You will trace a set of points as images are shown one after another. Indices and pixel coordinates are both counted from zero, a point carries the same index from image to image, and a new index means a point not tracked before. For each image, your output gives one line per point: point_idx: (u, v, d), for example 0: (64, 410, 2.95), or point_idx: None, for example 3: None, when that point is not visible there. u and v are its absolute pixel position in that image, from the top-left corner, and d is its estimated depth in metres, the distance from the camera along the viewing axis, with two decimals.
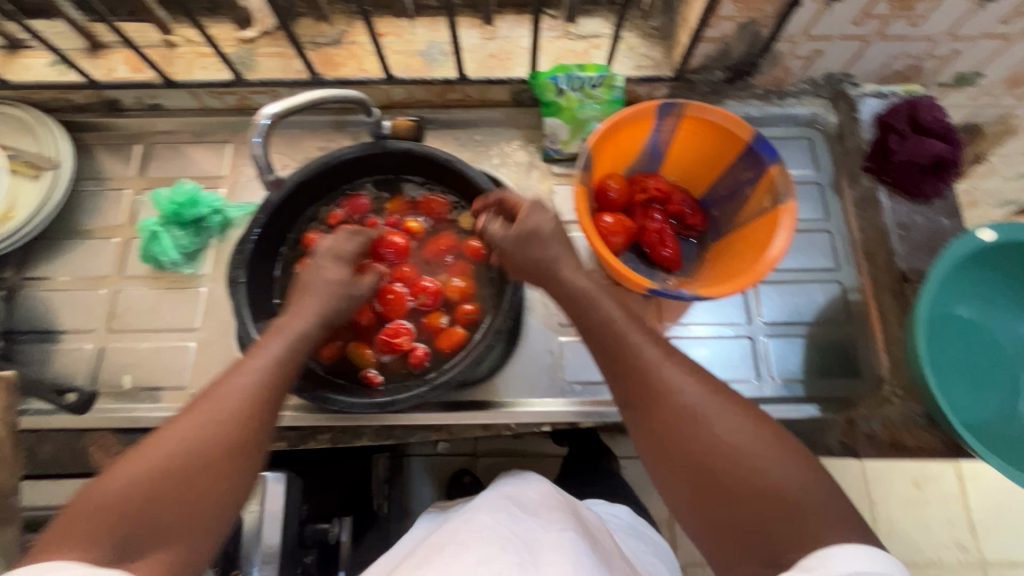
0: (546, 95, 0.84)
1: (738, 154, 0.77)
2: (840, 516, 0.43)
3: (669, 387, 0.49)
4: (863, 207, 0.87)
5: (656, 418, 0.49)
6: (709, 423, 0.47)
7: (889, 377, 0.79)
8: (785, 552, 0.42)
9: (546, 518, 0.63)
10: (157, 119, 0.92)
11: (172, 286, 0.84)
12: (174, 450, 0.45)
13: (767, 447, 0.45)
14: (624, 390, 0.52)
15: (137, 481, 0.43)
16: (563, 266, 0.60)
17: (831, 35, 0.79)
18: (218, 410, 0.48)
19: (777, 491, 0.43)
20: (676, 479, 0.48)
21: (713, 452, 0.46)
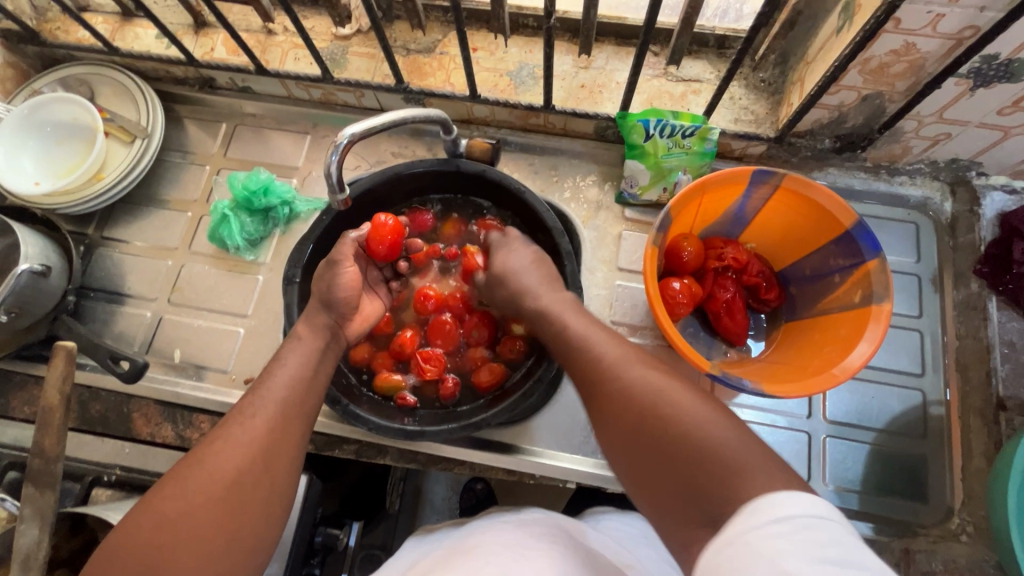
0: (632, 137, 0.79)
1: (833, 237, 0.70)
2: (775, 473, 0.41)
3: (615, 368, 0.52)
4: (965, 312, 0.78)
5: (604, 396, 0.51)
6: (647, 390, 0.49)
7: (960, 510, 0.71)
8: (719, 510, 0.40)
9: (537, 532, 0.60)
10: (245, 101, 0.94)
11: (232, 268, 0.86)
12: (181, 496, 0.48)
13: (701, 407, 0.46)
14: (580, 377, 0.56)
15: (148, 530, 0.46)
16: (537, 288, 0.67)
17: (967, 120, 0.70)
18: (227, 446, 0.51)
19: (707, 445, 0.43)
20: (623, 455, 0.48)
21: (651, 420, 0.47)
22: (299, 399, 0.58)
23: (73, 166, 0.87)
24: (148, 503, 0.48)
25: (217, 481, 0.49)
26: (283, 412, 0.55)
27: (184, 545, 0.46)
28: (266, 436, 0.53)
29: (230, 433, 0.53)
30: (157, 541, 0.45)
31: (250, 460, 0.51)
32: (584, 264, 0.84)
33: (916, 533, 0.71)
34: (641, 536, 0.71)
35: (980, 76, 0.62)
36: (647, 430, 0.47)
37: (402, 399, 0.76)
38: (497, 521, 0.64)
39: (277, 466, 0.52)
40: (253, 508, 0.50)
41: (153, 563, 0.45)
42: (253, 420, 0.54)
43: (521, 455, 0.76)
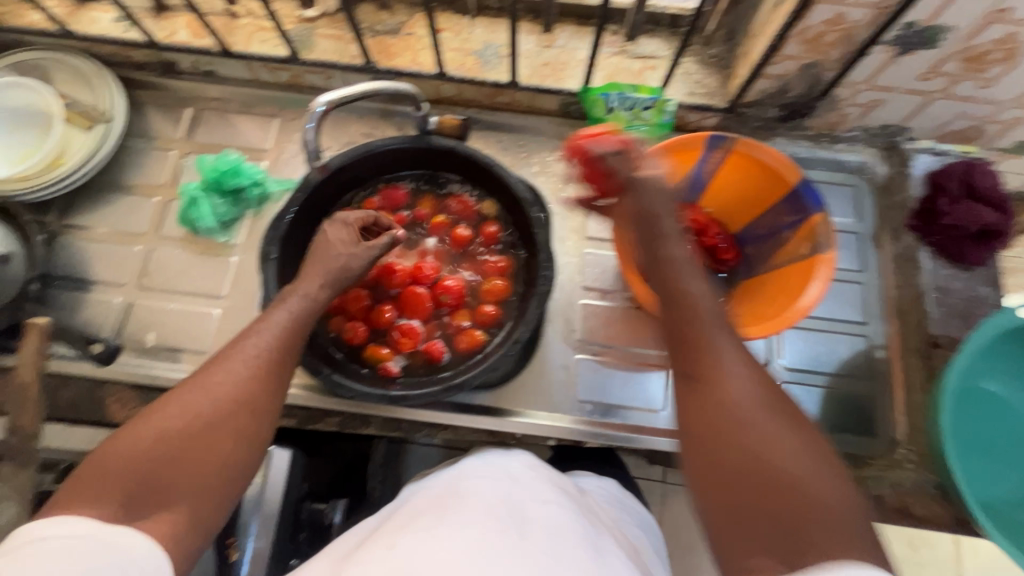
0: (595, 111, 0.84)
1: (782, 195, 0.76)
2: (871, 541, 0.39)
3: (723, 368, 0.47)
4: (901, 263, 0.85)
5: (708, 395, 0.46)
6: (760, 410, 0.45)
7: (904, 442, 0.78)
8: (793, 555, 0.39)
9: (532, 488, 0.62)
10: (209, 86, 0.94)
11: (205, 251, 0.86)
12: (183, 417, 0.48)
13: (810, 451, 0.43)
14: (680, 358, 0.50)
15: (145, 444, 0.46)
16: (666, 225, 0.58)
17: (894, 86, 0.77)
18: (223, 374, 0.52)
19: (813, 497, 0.40)
20: (706, 462, 0.45)
21: (757, 448, 0.43)
22: (300, 342, 0.59)
23: (30, 151, 0.85)
24: (147, 418, 0.48)
25: (222, 412, 0.50)
26: (283, 354, 0.56)
27: (186, 467, 0.47)
28: (268, 374, 0.54)
29: (231, 362, 0.53)
30: (156, 457, 0.46)
31: (252, 390, 0.52)
32: (555, 234, 0.88)
33: (865, 463, 0.78)
34: (616, 499, 0.76)
35: (903, 43, 0.69)
36: (752, 453, 0.43)
37: (385, 368, 0.78)
38: (495, 470, 0.64)
39: (275, 403, 0.54)
40: (251, 441, 0.51)
41: (151, 477, 0.45)
42: (253, 358, 0.54)
43: (502, 416, 0.79)
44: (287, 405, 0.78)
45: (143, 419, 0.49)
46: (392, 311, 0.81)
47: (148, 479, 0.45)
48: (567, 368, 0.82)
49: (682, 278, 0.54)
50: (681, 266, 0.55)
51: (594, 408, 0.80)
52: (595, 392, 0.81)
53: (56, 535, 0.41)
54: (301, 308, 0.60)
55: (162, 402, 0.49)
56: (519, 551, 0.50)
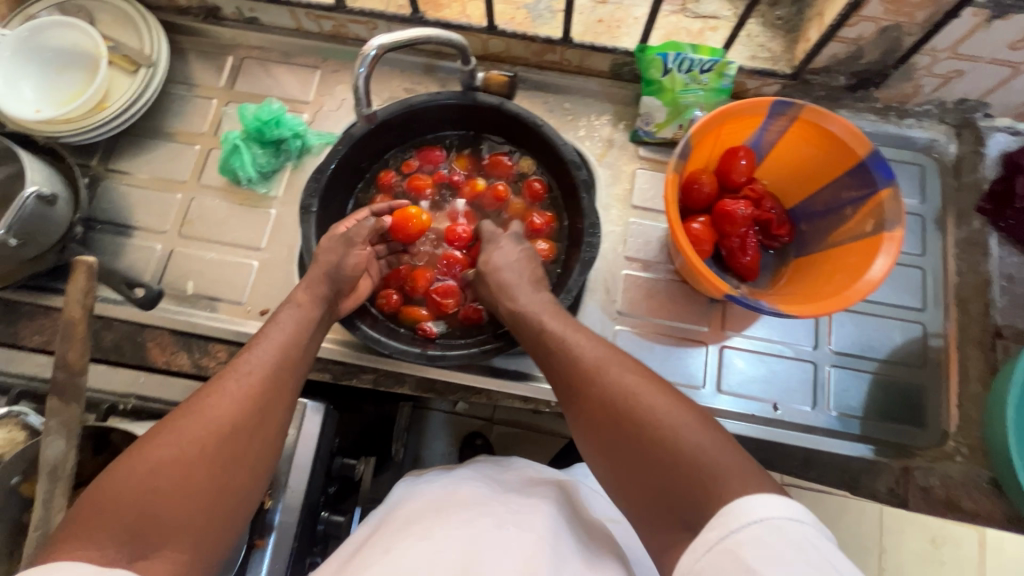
0: (650, 73, 0.80)
1: (848, 169, 0.72)
2: (740, 466, 0.45)
3: (594, 368, 0.55)
4: (965, 249, 0.80)
5: (586, 398, 0.54)
6: (626, 394, 0.52)
7: (955, 433, 0.75)
8: (698, 512, 0.44)
9: (530, 492, 0.62)
10: (252, 33, 0.92)
11: (244, 202, 0.85)
12: (178, 444, 0.48)
13: (678, 411, 0.50)
14: (560, 374, 0.58)
15: (141, 477, 0.46)
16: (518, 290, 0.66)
17: (979, 56, 0.71)
18: (218, 398, 0.52)
19: (685, 450, 0.47)
20: (602, 451, 0.52)
21: (647, 433, 0.49)
22: (293, 362, 0.59)
23: (76, 95, 0.84)
24: (143, 449, 0.47)
25: (218, 435, 0.50)
26: (278, 369, 0.56)
27: (186, 493, 0.47)
28: (263, 389, 0.54)
29: (224, 384, 0.53)
30: (154, 487, 0.46)
31: (246, 406, 0.52)
32: (599, 201, 0.85)
33: (913, 453, 0.75)
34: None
35: (997, 6, 0.63)
36: (631, 433, 0.50)
37: (423, 329, 0.76)
38: (485, 477, 0.64)
39: (270, 421, 0.54)
40: (246, 459, 0.51)
41: (148, 509, 0.45)
42: (247, 374, 0.54)
43: (536, 383, 0.78)
44: (322, 359, 0.78)
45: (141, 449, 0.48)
46: (429, 275, 0.79)
47: (145, 516, 0.45)
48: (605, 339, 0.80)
49: (547, 318, 0.62)
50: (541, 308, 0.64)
51: None
52: None
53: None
54: (296, 320, 0.62)
55: (157, 431, 0.49)
56: (513, 556, 0.50)
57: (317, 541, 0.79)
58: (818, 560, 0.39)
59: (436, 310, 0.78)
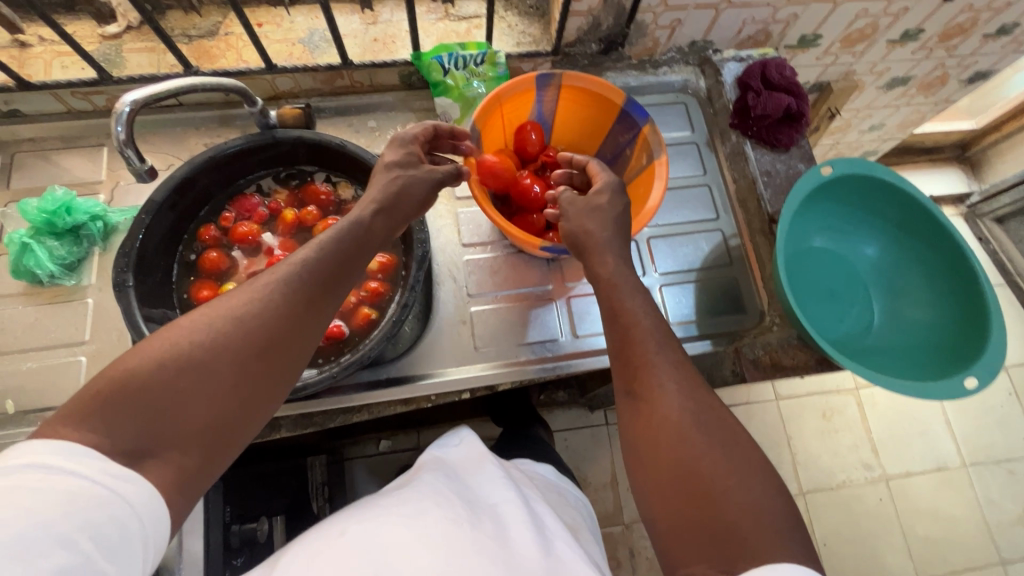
0: (433, 75, 0.87)
1: (616, 117, 0.83)
2: (796, 536, 0.44)
3: (661, 388, 0.53)
4: (734, 160, 0.96)
5: (650, 412, 0.53)
6: (693, 435, 0.50)
7: (769, 309, 0.88)
8: (739, 561, 0.43)
9: (489, 484, 0.64)
10: (16, 127, 0.86)
11: (53, 299, 0.79)
12: (206, 342, 0.44)
13: (747, 465, 0.48)
14: (627, 377, 0.57)
15: (158, 369, 0.42)
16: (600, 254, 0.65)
17: (685, 5, 0.86)
18: (250, 304, 0.47)
19: (744, 503, 0.45)
20: (650, 465, 0.51)
21: (711, 462, 0.48)
22: (328, 279, 0.53)
23: None
24: (157, 340, 0.44)
25: (245, 342, 0.46)
26: (314, 292, 0.51)
27: (204, 396, 0.43)
28: (294, 313, 0.49)
29: (250, 291, 0.49)
30: (165, 384, 0.42)
31: (270, 322, 0.47)
32: None
33: (743, 336, 0.87)
34: (553, 482, 0.83)
35: None
36: (689, 463, 0.48)
37: None
38: (446, 471, 0.65)
39: (294, 348, 0.49)
40: (269, 381, 0.48)
41: (164, 401, 0.42)
42: (273, 287, 0.49)
43: (412, 383, 0.80)
44: None
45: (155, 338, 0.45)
46: None
47: (154, 405, 0.41)
48: (464, 322, 0.85)
49: (626, 296, 0.61)
50: (626, 290, 0.62)
51: (498, 352, 0.84)
52: (494, 336, 0.84)
53: (60, 469, 0.38)
54: (330, 247, 0.55)
55: (184, 322, 0.45)
56: (470, 536, 0.53)
57: None
58: None
59: None
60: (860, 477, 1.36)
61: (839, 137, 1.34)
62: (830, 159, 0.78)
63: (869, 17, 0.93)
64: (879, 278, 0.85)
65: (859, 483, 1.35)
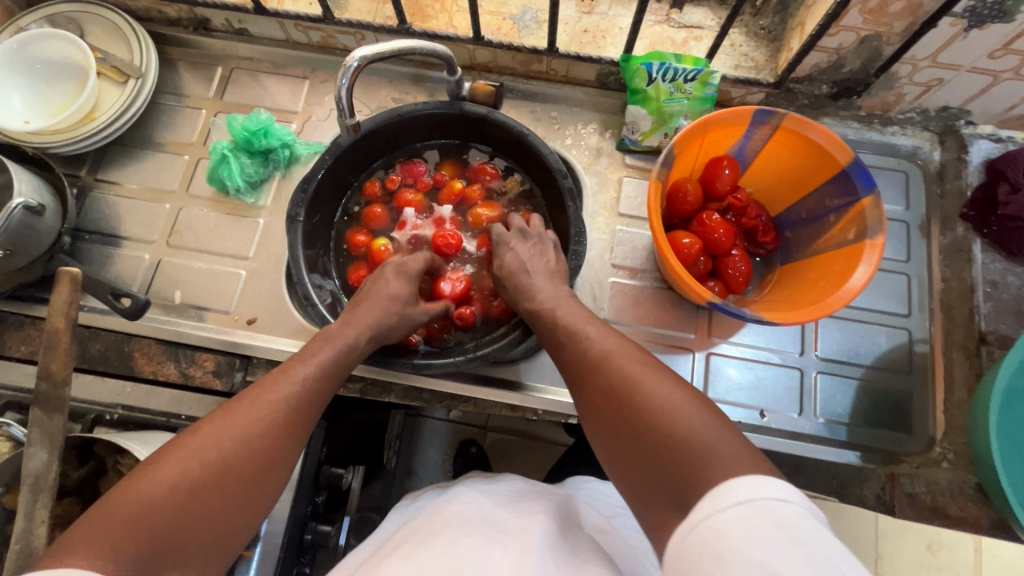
0: (635, 82, 0.80)
1: (830, 177, 0.72)
2: (742, 453, 0.43)
3: (604, 364, 0.55)
4: (950, 256, 0.81)
5: (592, 390, 0.54)
6: (633, 387, 0.51)
7: (942, 439, 0.75)
8: (689, 495, 0.42)
9: (519, 505, 0.62)
10: (241, 44, 0.93)
11: (232, 212, 0.85)
12: (208, 464, 0.47)
13: (682, 397, 0.49)
14: (572, 372, 0.58)
15: (160, 495, 0.44)
16: (563, 309, 0.64)
17: (959, 65, 0.72)
18: (247, 421, 0.51)
19: (687, 436, 0.45)
20: (607, 443, 0.52)
21: (653, 410, 0.48)
22: (318, 394, 0.58)
23: (64, 106, 0.84)
24: (167, 461, 0.46)
25: (238, 462, 0.49)
26: (301, 401, 0.55)
27: (212, 514, 0.46)
28: (298, 415, 0.55)
29: (257, 401, 0.53)
30: (177, 505, 0.44)
31: (279, 428, 0.52)
32: (586, 209, 0.85)
33: (900, 460, 0.75)
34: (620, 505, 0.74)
35: (975, 15, 0.64)
36: (631, 416, 0.49)
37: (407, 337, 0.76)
38: (477, 490, 0.65)
39: (287, 458, 0.53)
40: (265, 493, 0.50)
41: (168, 525, 0.43)
42: (283, 403, 0.54)
43: (523, 391, 0.78)
44: None
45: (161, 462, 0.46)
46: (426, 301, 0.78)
47: (166, 529, 0.43)
48: None
49: (578, 323, 0.62)
50: (570, 312, 0.63)
51: None
52: None
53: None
54: (339, 353, 0.62)
55: (190, 439, 0.48)
56: (501, 559, 0.51)
57: (306, 551, 0.79)
58: (809, 539, 0.37)
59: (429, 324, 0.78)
60: None
61: None
62: None
63: None
64: None
65: None
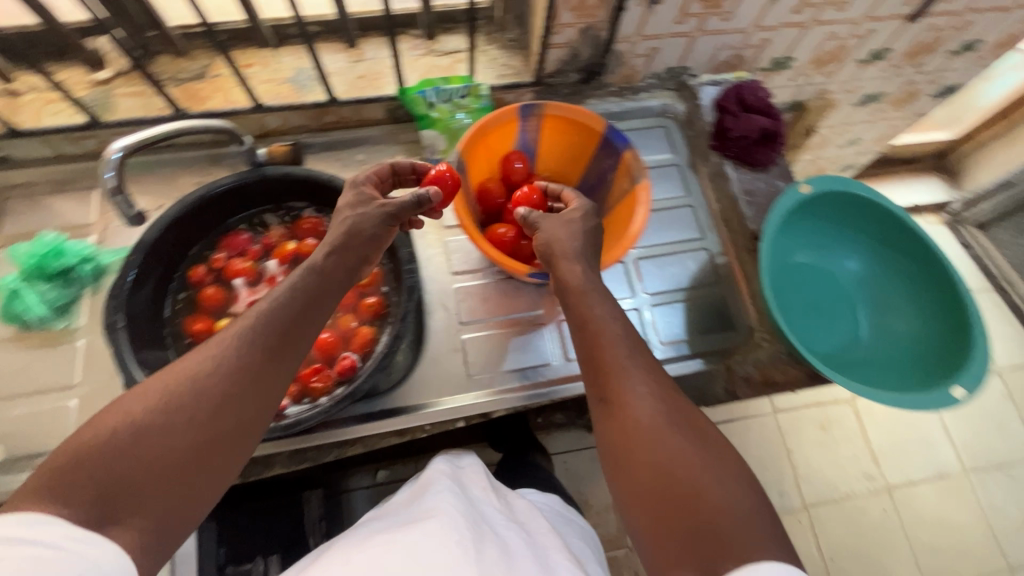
0: (418, 109, 0.89)
1: (598, 144, 0.85)
2: (773, 534, 0.45)
3: (630, 398, 0.54)
4: (715, 180, 0.98)
5: (620, 418, 0.53)
6: (666, 435, 0.51)
7: (758, 326, 0.89)
8: (719, 560, 0.43)
9: (492, 516, 0.64)
10: (8, 172, 0.87)
11: (43, 344, 0.79)
12: (163, 409, 0.46)
13: (716, 459, 0.49)
14: (597, 387, 0.57)
15: (122, 431, 0.44)
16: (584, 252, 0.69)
17: (660, 34, 0.89)
18: (212, 365, 0.50)
19: (720, 505, 0.46)
20: (630, 478, 0.51)
21: (692, 468, 0.48)
22: (292, 350, 0.55)
23: None
24: (127, 399, 0.47)
25: (198, 405, 0.48)
26: (269, 351, 0.53)
27: (167, 455, 0.45)
28: (258, 362, 0.52)
29: (209, 349, 0.52)
30: (130, 453, 0.44)
31: (243, 375, 0.51)
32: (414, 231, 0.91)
33: (733, 354, 0.87)
34: (558, 513, 0.81)
35: None
36: (665, 466, 0.49)
37: None
38: (455, 490, 0.66)
39: (257, 413, 0.51)
40: (227, 449, 0.49)
41: (123, 468, 0.43)
42: (246, 346, 0.52)
43: (406, 413, 0.80)
44: None
45: (126, 398, 0.47)
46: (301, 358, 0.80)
47: (118, 473, 0.43)
48: (457, 351, 0.85)
49: (590, 305, 0.62)
50: (591, 295, 0.63)
51: (492, 379, 0.84)
52: (488, 363, 0.85)
53: (21, 539, 0.38)
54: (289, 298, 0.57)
55: (144, 386, 0.48)
56: (480, 556, 0.53)
57: None
58: None
59: (298, 386, 0.78)
60: (863, 488, 1.35)
61: (818, 152, 1.38)
62: (808, 176, 0.81)
63: (838, 39, 0.97)
64: (867, 293, 0.86)
65: (863, 496, 1.34)
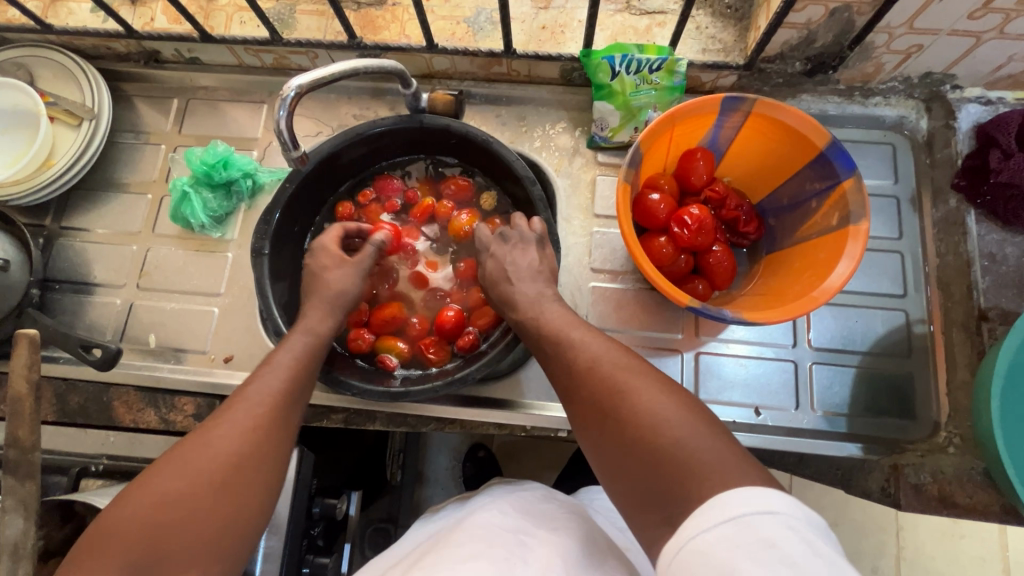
0: (598, 77, 0.77)
1: (810, 160, 0.69)
2: (743, 466, 0.42)
3: (593, 364, 0.52)
4: (944, 230, 0.77)
5: (584, 395, 0.52)
6: (622, 392, 0.49)
7: (947, 424, 0.73)
8: (686, 502, 0.41)
9: (545, 523, 0.59)
10: (195, 74, 0.90)
11: (201, 248, 0.84)
12: (186, 481, 0.46)
13: (671, 403, 0.47)
14: (562, 372, 0.55)
15: (152, 507, 0.44)
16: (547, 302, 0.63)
17: (937, 28, 0.67)
18: (230, 427, 0.50)
19: (681, 449, 0.44)
20: (597, 444, 0.49)
21: (645, 416, 0.46)
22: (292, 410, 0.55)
23: (20, 154, 0.81)
24: (148, 479, 0.46)
25: (218, 468, 0.47)
26: (280, 406, 0.54)
27: (196, 522, 0.45)
28: (269, 419, 0.52)
29: (230, 409, 0.52)
30: (164, 518, 0.44)
31: (260, 429, 0.51)
32: (560, 213, 0.82)
33: (904, 449, 0.72)
34: None
35: None
36: (621, 421, 0.47)
37: (385, 362, 0.75)
38: (504, 502, 0.62)
39: (275, 466, 0.51)
40: (252, 508, 0.48)
41: (158, 534, 0.43)
42: (259, 406, 0.52)
43: (512, 408, 0.76)
44: None
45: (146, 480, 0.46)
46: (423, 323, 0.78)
47: (153, 541, 0.43)
48: None
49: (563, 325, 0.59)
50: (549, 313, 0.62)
51: None
52: None
53: None
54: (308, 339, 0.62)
55: (168, 459, 0.48)
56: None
57: None
58: (814, 554, 0.36)
59: (414, 350, 0.77)
60: None
61: None
62: None
63: None
64: None
65: None
